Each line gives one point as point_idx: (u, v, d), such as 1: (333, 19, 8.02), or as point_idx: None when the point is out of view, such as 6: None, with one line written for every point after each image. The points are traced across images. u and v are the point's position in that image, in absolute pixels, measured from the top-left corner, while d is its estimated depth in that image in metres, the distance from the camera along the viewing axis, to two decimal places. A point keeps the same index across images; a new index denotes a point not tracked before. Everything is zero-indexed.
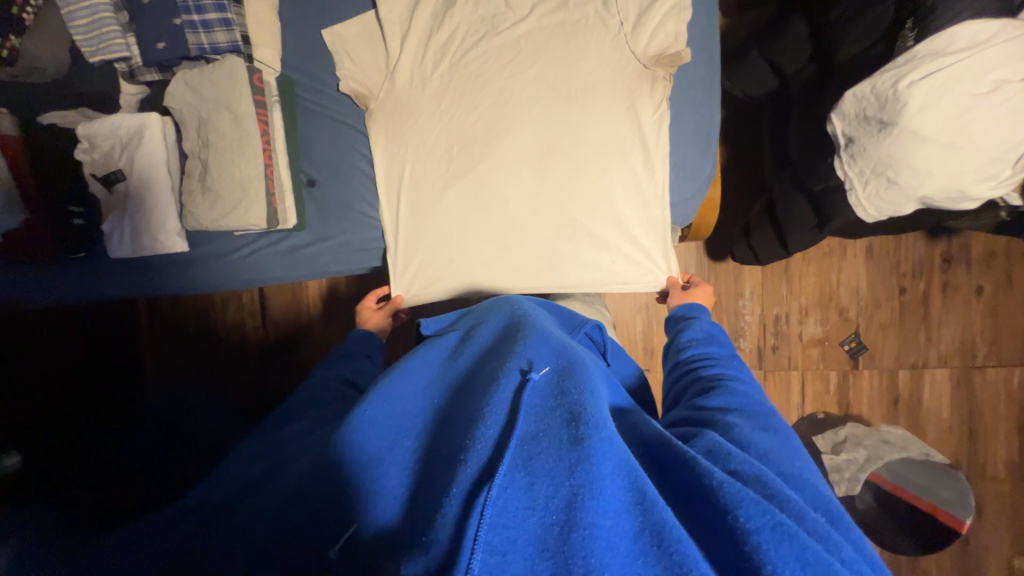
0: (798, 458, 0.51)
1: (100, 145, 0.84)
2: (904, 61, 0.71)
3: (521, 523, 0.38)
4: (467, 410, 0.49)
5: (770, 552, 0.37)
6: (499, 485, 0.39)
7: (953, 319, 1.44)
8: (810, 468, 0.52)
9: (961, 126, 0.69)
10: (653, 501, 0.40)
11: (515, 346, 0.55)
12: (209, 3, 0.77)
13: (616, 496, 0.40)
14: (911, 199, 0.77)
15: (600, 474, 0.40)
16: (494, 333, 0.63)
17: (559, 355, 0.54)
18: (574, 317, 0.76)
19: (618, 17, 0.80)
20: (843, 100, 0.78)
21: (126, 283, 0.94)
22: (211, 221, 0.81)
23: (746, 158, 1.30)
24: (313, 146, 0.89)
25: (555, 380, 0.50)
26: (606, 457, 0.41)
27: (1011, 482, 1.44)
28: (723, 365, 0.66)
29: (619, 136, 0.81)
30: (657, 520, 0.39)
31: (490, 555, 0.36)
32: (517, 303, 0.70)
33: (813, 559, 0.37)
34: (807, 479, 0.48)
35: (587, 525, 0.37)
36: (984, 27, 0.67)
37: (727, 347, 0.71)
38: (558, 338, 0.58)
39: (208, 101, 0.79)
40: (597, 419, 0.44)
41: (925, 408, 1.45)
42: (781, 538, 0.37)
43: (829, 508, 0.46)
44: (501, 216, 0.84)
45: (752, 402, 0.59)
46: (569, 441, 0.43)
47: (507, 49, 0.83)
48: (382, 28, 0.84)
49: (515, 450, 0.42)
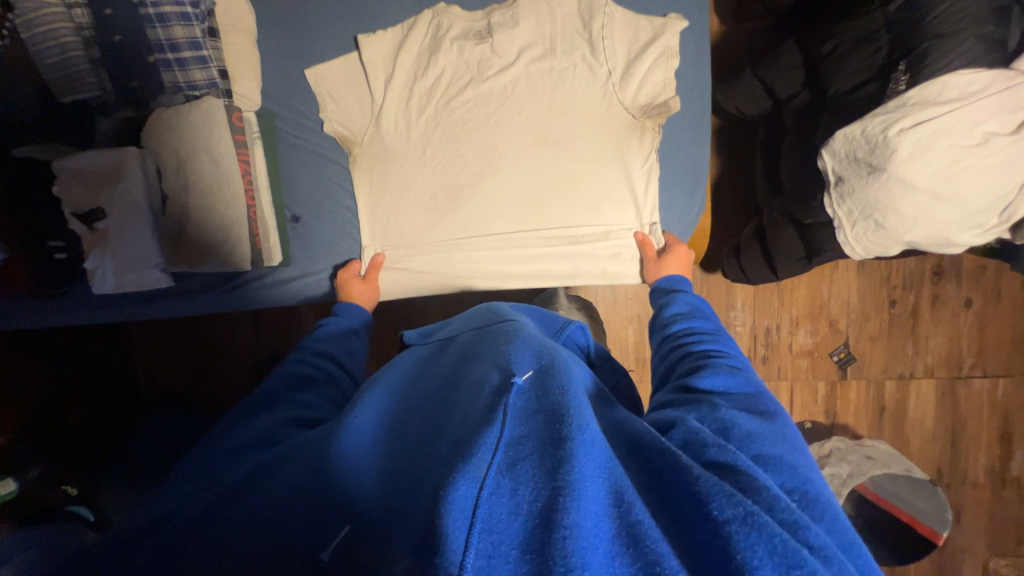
0: (783, 440, 0.47)
1: (74, 181, 0.78)
2: (896, 106, 0.71)
3: (504, 527, 0.35)
4: (455, 412, 0.48)
5: (740, 543, 0.34)
6: (483, 488, 0.36)
7: (941, 331, 1.45)
8: (797, 449, 0.47)
9: (948, 177, 0.70)
10: (631, 502, 0.38)
11: (496, 353, 0.55)
12: (182, 41, 0.77)
13: (598, 495, 0.38)
14: (897, 241, 0.78)
15: (583, 474, 0.38)
16: (475, 339, 0.63)
17: (541, 355, 0.53)
18: (555, 320, 0.75)
19: (606, 66, 0.84)
20: (833, 139, 0.77)
21: (113, 309, 0.93)
22: (195, 266, 0.84)
23: (738, 173, 1.28)
24: (295, 183, 0.91)
25: (537, 382, 0.48)
26: (590, 458, 0.39)
27: (990, 488, 1.48)
28: (711, 341, 0.64)
29: (602, 185, 0.87)
30: (634, 521, 0.36)
31: (476, 557, 0.33)
32: (496, 308, 0.73)
33: (788, 549, 0.34)
34: (781, 458, 0.45)
35: (569, 525, 0.34)
36: (974, 78, 0.67)
37: (713, 321, 0.69)
38: (539, 339, 0.57)
39: (185, 145, 0.80)
40: (580, 420, 0.42)
41: (910, 418, 1.48)
42: (752, 531, 0.35)
43: (804, 488, 0.43)
44: (487, 259, 0.90)
45: (745, 385, 0.55)
46: (552, 441, 0.41)
47: (495, 94, 0.87)
48: (366, 71, 0.86)
49: (501, 451, 0.40)
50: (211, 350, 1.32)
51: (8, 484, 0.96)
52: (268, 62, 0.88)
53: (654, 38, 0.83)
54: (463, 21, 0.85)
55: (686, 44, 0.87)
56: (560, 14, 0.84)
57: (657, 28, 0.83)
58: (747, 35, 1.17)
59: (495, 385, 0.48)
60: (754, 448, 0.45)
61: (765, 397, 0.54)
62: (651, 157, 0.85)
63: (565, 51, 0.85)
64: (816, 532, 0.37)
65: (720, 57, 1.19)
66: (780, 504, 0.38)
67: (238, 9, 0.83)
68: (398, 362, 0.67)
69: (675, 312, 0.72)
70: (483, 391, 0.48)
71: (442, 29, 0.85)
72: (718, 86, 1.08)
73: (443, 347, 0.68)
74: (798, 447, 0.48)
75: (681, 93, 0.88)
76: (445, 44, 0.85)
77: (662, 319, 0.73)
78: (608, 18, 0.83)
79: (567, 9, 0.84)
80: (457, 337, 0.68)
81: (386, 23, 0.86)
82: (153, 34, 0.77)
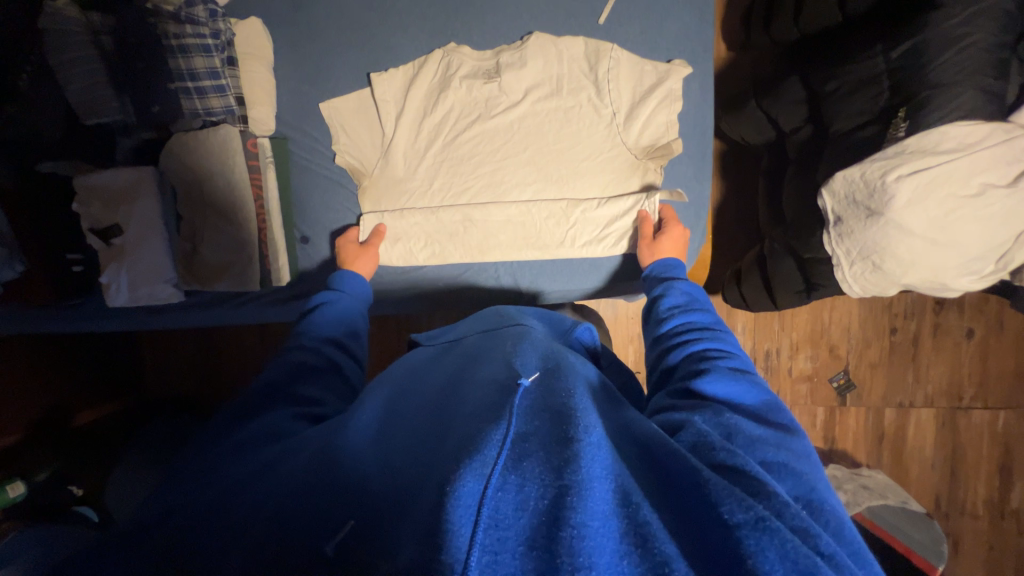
0: (788, 448, 0.47)
1: (94, 199, 0.81)
2: (894, 153, 0.72)
3: (511, 523, 0.36)
4: (459, 410, 0.51)
5: (751, 548, 0.35)
6: (488, 485, 0.38)
7: (942, 360, 1.45)
8: (805, 457, 0.48)
9: (944, 226, 0.71)
10: (639, 503, 0.39)
11: (505, 354, 0.58)
12: (203, 71, 0.81)
13: (605, 496, 0.39)
14: (894, 282, 0.79)
15: (589, 476, 0.39)
16: (482, 341, 0.66)
17: (548, 358, 0.57)
18: (564, 321, 0.77)
19: (611, 107, 0.89)
20: (833, 180, 0.78)
21: (126, 319, 0.95)
22: (207, 284, 0.87)
23: (741, 198, 1.30)
24: (306, 206, 0.94)
25: (543, 385, 0.51)
26: (596, 459, 0.41)
27: (988, 520, 1.47)
28: (711, 338, 0.64)
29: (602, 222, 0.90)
30: (643, 521, 0.38)
31: (482, 553, 0.34)
32: (505, 311, 0.77)
33: (799, 555, 0.34)
34: (786, 464, 0.45)
35: (576, 525, 0.36)
36: (972, 130, 0.69)
37: (711, 314, 0.69)
38: (547, 344, 0.61)
39: (202, 167, 0.83)
40: (586, 423, 0.44)
41: (909, 446, 1.47)
42: (764, 535, 0.35)
43: (810, 497, 0.43)
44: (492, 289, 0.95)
45: (751, 390, 0.55)
46: (558, 441, 0.43)
47: (500, 132, 0.92)
48: (377, 106, 0.89)
49: (507, 448, 0.41)
50: (218, 356, 1.34)
51: (18, 485, 1.01)
52: (283, 87, 0.90)
53: (658, 83, 0.87)
54: (472, 60, 0.88)
55: (689, 81, 0.90)
56: (567, 56, 0.88)
57: (662, 72, 0.87)
58: (753, 64, 1.19)
59: (503, 384, 0.51)
60: (760, 454, 0.46)
61: (768, 402, 0.54)
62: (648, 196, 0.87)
63: (570, 92, 0.89)
64: (828, 541, 0.37)
65: (725, 84, 1.21)
66: (788, 511, 0.38)
67: (258, 36, 0.85)
68: (406, 361, 0.70)
69: (672, 303, 0.73)
70: (492, 388, 0.51)
71: (451, 68, 0.89)
72: (723, 115, 1.10)
73: (450, 349, 0.69)
74: (803, 453, 0.48)
75: (683, 134, 0.91)
76: (454, 82, 0.89)
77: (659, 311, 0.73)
78: (614, 62, 0.86)
79: (574, 52, 0.88)
80: (465, 339, 0.70)
81: (398, 60, 0.89)
82: (175, 63, 0.80)
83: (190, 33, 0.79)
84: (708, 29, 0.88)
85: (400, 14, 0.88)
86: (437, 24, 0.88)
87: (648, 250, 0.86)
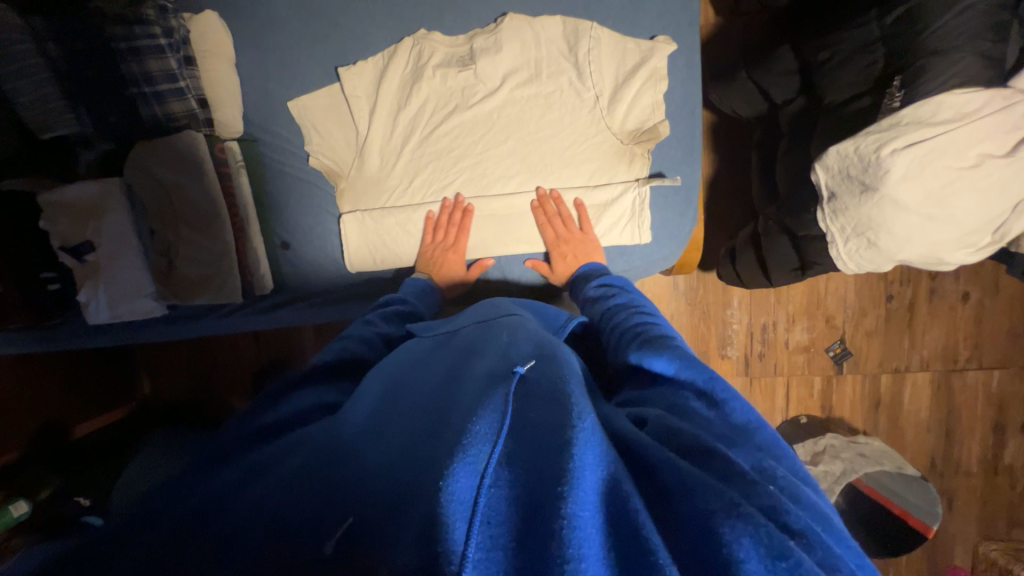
0: (741, 427, 0.46)
1: (61, 216, 0.78)
2: (889, 125, 0.69)
3: (503, 519, 0.35)
4: (449, 404, 0.48)
5: (727, 537, 0.32)
6: (483, 481, 0.37)
7: (938, 325, 1.45)
8: (757, 429, 0.46)
9: (940, 199, 0.69)
10: (629, 492, 0.36)
11: (499, 347, 0.56)
12: (158, 74, 0.77)
13: (595, 485, 0.36)
14: (889, 258, 0.77)
15: (582, 464, 0.37)
16: (478, 332, 0.64)
17: (541, 346, 0.55)
18: (558, 314, 0.73)
19: (593, 90, 0.86)
20: (827, 155, 0.75)
21: (108, 335, 0.93)
22: (188, 299, 0.85)
23: (734, 172, 1.26)
24: (282, 210, 0.90)
25: (542, 374, 0.49)
26: (590, 448, 0.38)
27: (982, 477, 1.51)
28: (634, 317, 0.65)
29: (553, 209, 0.88)
30: (631, 509, 0.35)
31: (477, 550, 0.33)
32: (499, 303, 0.73)
33: (774, 541, 0.32)
34: (741, 442, 0.43)
35: (568, 516, 0.34)
36: (970, 98, 0.66)
37: (635, 296, 0.72)
38: (541, 334, 0.59)
39: (169, 176, 0.79)
40: (580, 411, 0.42)
41: (905, 411, 1.49)
42: (738, 524, 0.33)
43: (771, 470, 0.41)
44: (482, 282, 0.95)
45: (677, 347, 0.56)
46: (552, 428, 0.40)
47: (479, 122, 0.88)
48: (348, 103, 0.85)
49: (502, 442, 0.40)
50: (211, 361, 1.32)
51: (21, 505, 0.98)
52: (249, 86, 0.86)
53: (642, 62, 0.84)
54: (445, 47, 0.85)
55: (674, 58, 0.86)
56: (544, 38, 0.84)
57: (645, 50, 0.83)
58: (743, 31, 1.14)
59: (497, 375, 0.49)
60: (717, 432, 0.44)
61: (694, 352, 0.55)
62: (649, 181, 0.87)
63: (550, 76, 0.86)
64: (798, 518, 0.35)
65: (714, 54, 1.16)
66: (755, 492, 0.36)
67: (215, 33, 0.81)
68: (399, 353, 0.67)
69: (598, 301, 0.75)
70: (484, 380, 0.49)
71: (423, 58, 0.85)
72: (712, 86, 1.05)
73: (448, 339, 0.67)
74: (753, 422, 0.47)
75: (671, 114, 0.88)
76: (427, 73, 0.86)
77: (593, 312, 0.74)
78: (594, 42, 0.83)
79: (552, 32, 0.84)
80: (459, 331, 0.68)
81: (368, 52, 0.85)
82: (128, 67, 0.77)
83: (141, 34, 0.75)
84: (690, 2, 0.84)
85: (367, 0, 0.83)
86: (407, 11, 0.84)
87: (557, 247, 0.87)
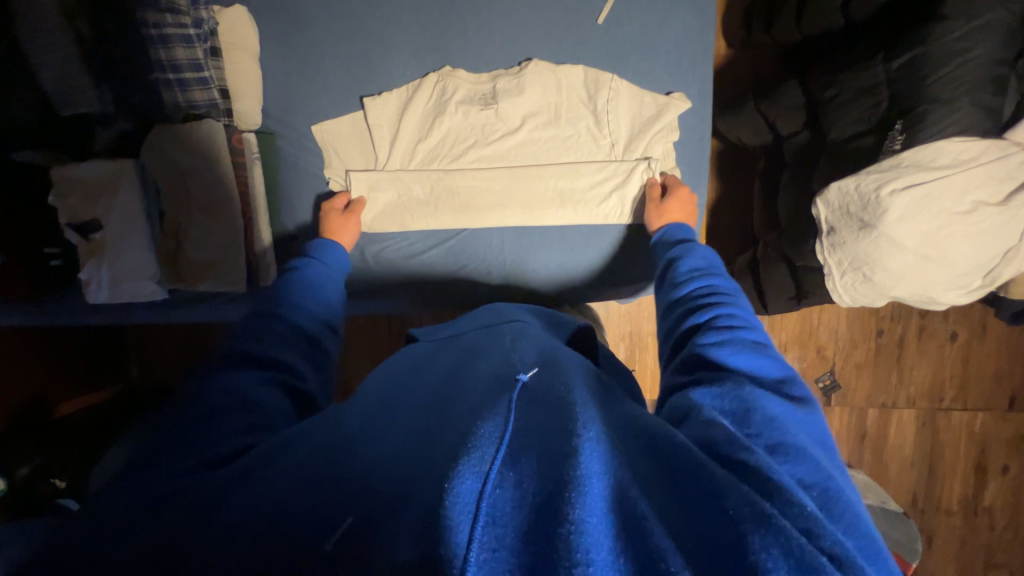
0: (804, 431, 0.45)
1: (71, 191, 0.79)
2: (890, 166, 0.72)
3: (508, 519, 0.35)
4: (456, 400, 0.49)
5: (756, 544, 0.33)
6: (487, 483, 0.37)
7: (925, 363, 1.48)
8: (819, 441, 0.46)
9: (935, 240, 0.72)
10: (634, 497, 0.37)
11: (503, 351, 0.58)
12: (184, 62, 0.78)
13: (602, 492, 0.37)
14: (882, 294, 0.79)
15: (588, 471, 0.38)
16: (482, 336, 0.65)
17: (542, 353, 0.56)
18: (563, 317, 0.75)
19: (609, 138, 0.90)
20: (828, 191, 0.77)
21: (107, 315, 0.93)
22: (190, 285, 0.85)
23: (735, 199, 1.29)
24: (293, 204, 0.92)
25: (544, 380, 0.50)
26: (594, 455, 0.39)
27: (962, 516, 1.52)
28: (732, 305, 0.61)
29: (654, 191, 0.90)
30: (638, 515, 0.36)
31: (480, 549, 0.33)
32: (505, 307, 0.75)
33: (802, 552, 0.33)
34: (803, 448, 0.42)
35: (575, 520, 0.34)
36: (966, 146, 0.69)
37: (730, 281, 0.68)
38: (545, 340, 0.60)
39: (184, 160, 0.80)
40: (585, 420, 0.43)
41: (890, 445, 1.51)
42: (769, 534, 0.34)
43: (825, 484, 0.40)
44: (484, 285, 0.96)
45: (770, 362, 0.53)
46: (556, 436, 0.42)
47: (498, 158, 0.91)
48: (371, 131, 0.89)
49: (505, 446, 0.40)
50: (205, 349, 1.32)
51: None
52: (271, 80, 0.88)
53: (657, 115, 0.88)
54: (468, 84, 0.88)
55: (689, 84, 0.89)
56: (566, 84, 0.88)
57: None
58: (753, 64, 1.17)
59: (503, 379, 0.50)
60: (773, 435, 0.43)
61: (789, 377, 0.52)
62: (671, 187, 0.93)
63: (568, 121, 0.90)
64: (837, 539, 0.35)
65: (726, 83, 1.19)
66: (792, 509, 0.36)
67: (243, 26, 0.82)
68: (405, 354, 0.67)
69: (691, 269, 0.71)
70: (490, 382, 0.50)
71: (447, 93, 0.88)
72: (721, 114, 1.08)
73: (449, 343, 0.67)
74: (819, 436, 0.46)
75: (681, 139, 0.91)
76: (450, 108, 0.89)
77: (675, 277, 0.71)
78: (613, 93, 0.87)
79: (573, 79, 0.88)
80: (463, 334, 0.69)
81: (392, 56, 0.87)
82: (156, 54, 0.78)
83: (170, 21, 0.76)
84: (707, 33, 0.87)
85: (393, 6, 0.85)
86: (432, 19, 0.86)
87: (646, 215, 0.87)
